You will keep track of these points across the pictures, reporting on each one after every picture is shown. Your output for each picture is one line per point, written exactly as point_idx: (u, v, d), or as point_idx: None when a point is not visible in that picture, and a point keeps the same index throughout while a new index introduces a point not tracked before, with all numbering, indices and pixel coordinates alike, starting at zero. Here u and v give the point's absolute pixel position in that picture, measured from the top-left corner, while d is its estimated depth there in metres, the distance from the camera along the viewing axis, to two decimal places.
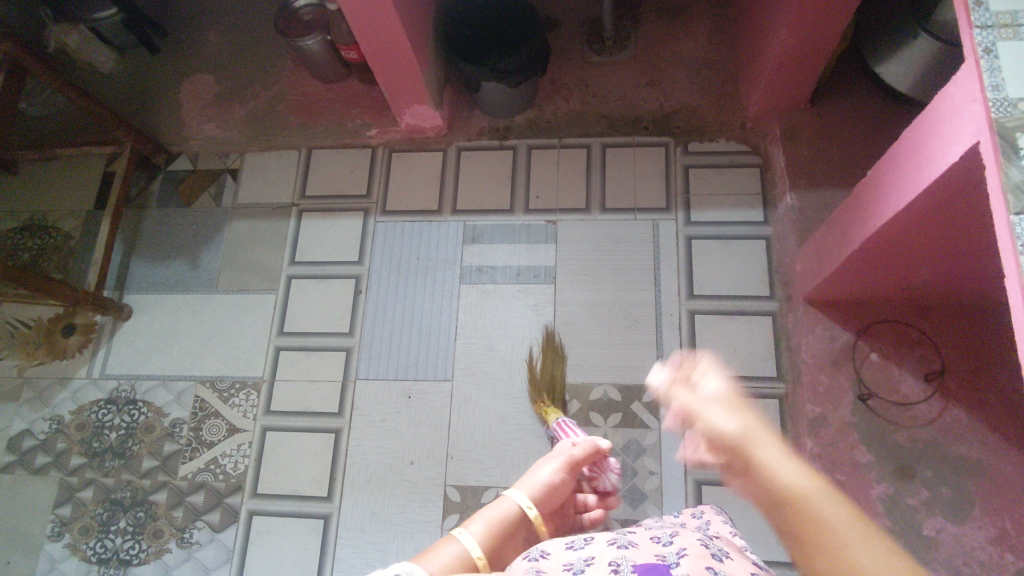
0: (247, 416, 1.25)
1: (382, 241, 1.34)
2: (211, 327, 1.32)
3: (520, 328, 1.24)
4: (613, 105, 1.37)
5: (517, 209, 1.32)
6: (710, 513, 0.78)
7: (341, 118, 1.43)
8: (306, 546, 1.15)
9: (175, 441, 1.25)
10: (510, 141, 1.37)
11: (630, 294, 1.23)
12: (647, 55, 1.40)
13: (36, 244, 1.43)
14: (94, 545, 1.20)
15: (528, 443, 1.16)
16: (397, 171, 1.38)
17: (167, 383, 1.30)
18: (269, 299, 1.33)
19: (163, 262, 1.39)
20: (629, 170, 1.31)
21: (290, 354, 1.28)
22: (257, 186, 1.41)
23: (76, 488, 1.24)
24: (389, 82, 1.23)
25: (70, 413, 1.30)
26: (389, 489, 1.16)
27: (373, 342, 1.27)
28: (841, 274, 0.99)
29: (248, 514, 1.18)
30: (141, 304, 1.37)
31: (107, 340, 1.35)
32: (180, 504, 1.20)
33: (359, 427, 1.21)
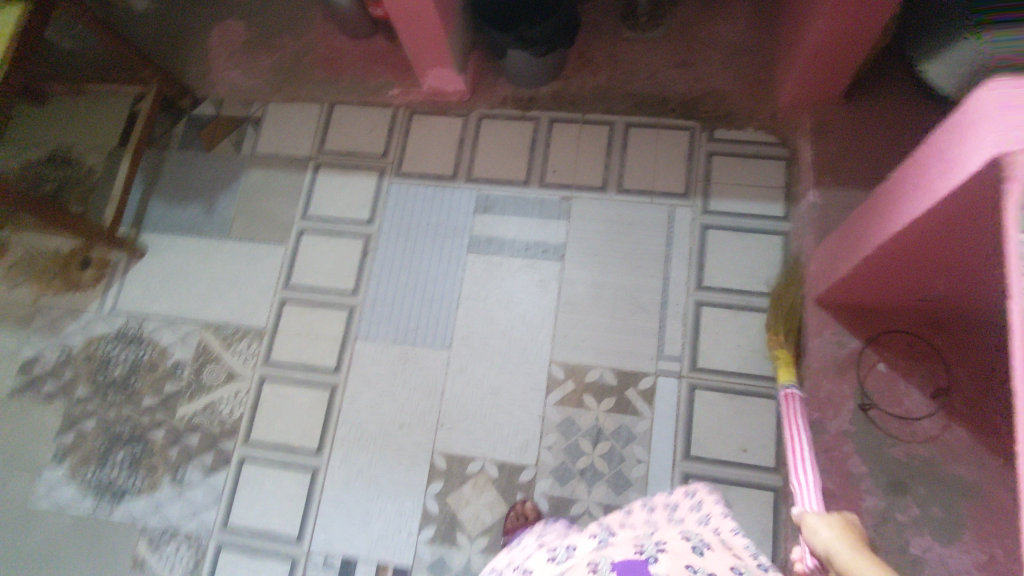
0: (246, 364, 1.27)
1: (394, 203, 1.33)
2: (219, 273, 1.34)
3: (523, 302, 1.22)
4: (641, 84, 1.33)
5: (532, 182, 1.30)
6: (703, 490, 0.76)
7: (364, 75, 1.41)
8: (292, 497, 1.17)
9: (176, 382, 1.27)
10: (532, 112, 1.34)
11: (638, 279, 1.21)
12: (682, 34, 1.35)
13: (58, 177, 1.45)
14: (93, 474, 1.24)
15: (519, 418, 1.16)
16: (416, 133, 1.37)
17: (174, 324, 1.32)
18: (278, 251, 1.33)
19: (178, 205, 1.40)
20: (650, 153, 1.28)
21: (294, 307, 1.29)
22: (277, 137, 1.41)
23: (81, 417, 1.28)
24: (411, 41, 1.21)
25: (80, 344, 1.34)
26: (377, 449, 1.17)
27: (376, 303, 1.27)
28: (855, 278, 0.95)
29: (240, 459, 1.21)
30: (155, 244, 1.39)
31: (120, 276, 1.38)
32: (176, 443, 1.24)
33: (355, 385, 1.22)
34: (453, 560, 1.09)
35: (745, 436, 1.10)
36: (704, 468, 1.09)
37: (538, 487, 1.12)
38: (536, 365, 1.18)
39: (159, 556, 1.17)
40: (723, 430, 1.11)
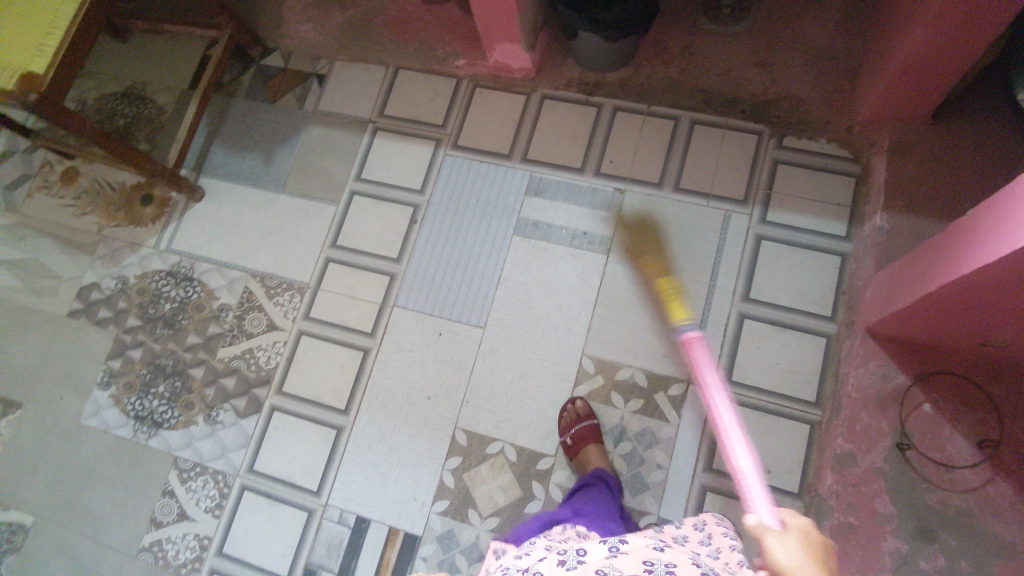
0: (287, 316, 1.30)
1: (447, 175, 1.32)
2: (270, 225, 1.37)
3: (562, 291, 1.21)
4: (713, 81, 1.27)
5: (587, 170, 1.27)
6: (710, 523, 0.79)
7: (432, 42, 1.40)
8: (315, 451, 1.21)
9: (219, 324, 1.32)
10: (597, 98, 1.31)
11: (683, 282, 1.18)
12: (765, 32, 1.28)
13: (130, 113, 1.50)
14: (134, 402, 1.31)
15: (544, 406, 1.16)
16: (476, 106, 1.35)
17: (222, 269, 1.36)
18: (329, 209, 1.35)
19: (239, 153, 1.43)
20: (713, 153, 1.24)
21: (337, 267, 1.31)
22: (340, 96, 1.42)
23: (129, 347, 1.34)
24: (482, 12, 1.18)
25: (134, 277, 1.39)
26: (402, 417, 1.20)
27: (417, 273, 1.28)
28: (913, 313, 0.91)
29: (271, 408, 1.25)
30: (213, 189, 1.42)
31: (178, 216, 1.42)
32: (213, 384, 1.28)
33: (387, 352, 1.24)
34: (462, 535, 1.11)
35: (771, 457, 1.07)
36: (724, 483, 1.08)
37: (554, 477, 1.12)
38: (568, 356, 1.18)
39: (187, 488, 1.23)
40: (749, 448, 1.08)
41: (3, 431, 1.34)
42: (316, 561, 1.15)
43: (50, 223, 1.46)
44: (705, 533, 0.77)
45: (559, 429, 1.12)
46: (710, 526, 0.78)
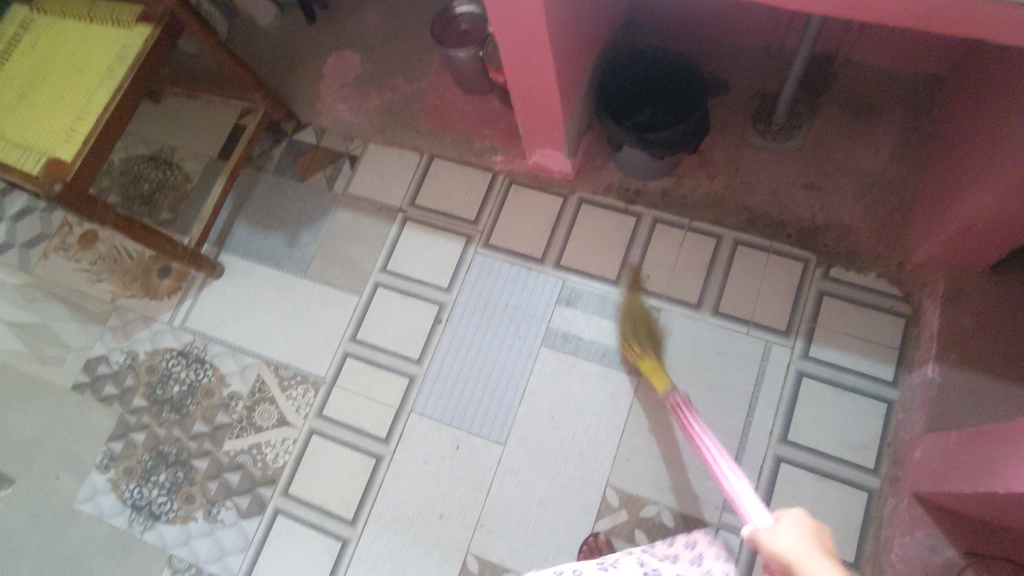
0: (299, 412, 1.24)
1: (476, 275, 1.28)
2: (288, 311, 1.32)
3: (588, 413, 1.15)
4: (759, 200, 1.22)
5: (622, 283, 1.22)
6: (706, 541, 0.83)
7: (470, 133, 1.36)
8: (317, 563, 1.15)
9: (228, 413, 1.26)
10: (637, 207, 1.26)
11: (718, 415, 1.12)
12: (815, 152, 1.23)
13: (157, 179, 1.47)
14: (133, 490, 1.25)
15: (563, 538, 1.09)
16: (511, 205, 1.31)
17: (236, 353, 1.31)
18: (351, 300, 1.30)
19: (263, 231, 1.38)
20: (756, 278, 1.18)
21: (355, 363, 1.26)
22: (370, 180, 1.37)
23: (132, 428, 1.29)
24: (527, 119, 1.14)
25: (144, 353, 1.34)
26: (412, 535, 1.13)
27: (437, 377, 1.22)
28: (972, 499, 0.83)
29: (275, 510, 1.19)
30: (233, 266, 1.37)
31: (195, 292, 1.37)
32: (216, 478, 1.23)
33: (401, 461, 1.18)
34: None
35: None
36: None
37: None
38: (592, 485, 1.12)
39: None
40: None
41: None
42: None
43: (63, 287, 1.42)
44: (696, 554, 0.80)
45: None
46: (701, 544, 0.82)
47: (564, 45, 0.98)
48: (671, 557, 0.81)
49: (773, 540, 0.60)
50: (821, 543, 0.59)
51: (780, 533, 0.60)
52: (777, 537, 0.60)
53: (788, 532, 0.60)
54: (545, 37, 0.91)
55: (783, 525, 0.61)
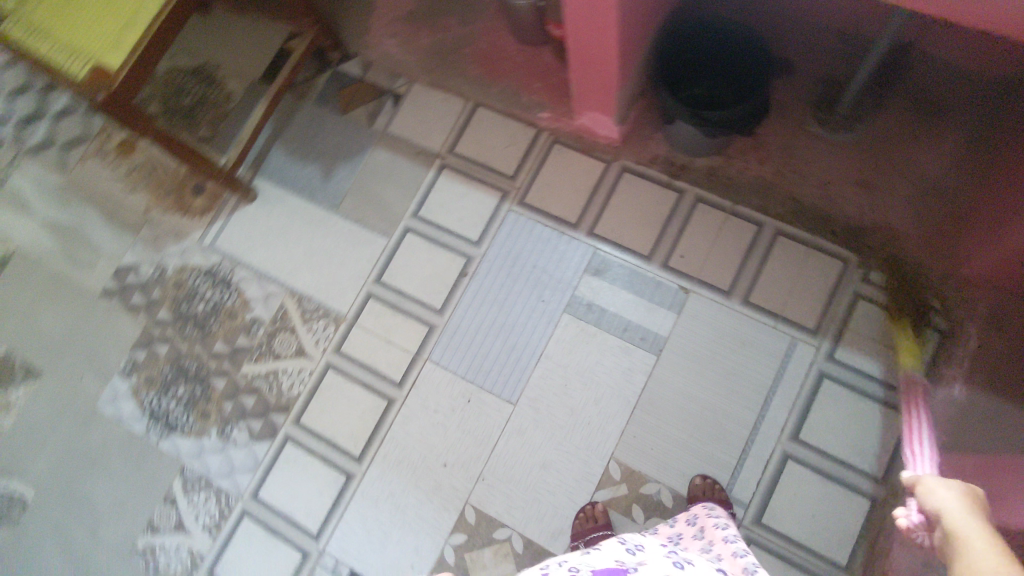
0: (318, 345, 1.26)
1: (507, 232, 1.26)
2: (316, 245, 1.32)
3: (602, 385, 1.15)
4: (807, 191, 1.18)
5: (655, 259, 1.20)
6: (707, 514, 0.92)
7: (519, 85, 1.32)
8: (320, 493, 1.19)
9: (249, 338, 1.29)
10: (680, 183, 1.23)
11: (732, 405, 1.11)
12: (873, 149, 1.18)
13: (198, 94, 1.45)
14: (151, 399, 1.29)
15: (560, 502, 1.11)
16: (551, 164, 1.28)
17: (262, 280, 1.32)
18: (379, 242, 1.30)
19: (299, 160, 1.37)
20: (792, 271, 1.15)
21: (377, 305, 1.26)
22: (412, 122, 1.35)
23: (155, 340, 1.32)
24: (580, 79, 1.09)
25: (172, 268, 1.36)
26: (415, 480, 1.16)
27: (457, 329, 1.23)
28: None
29: (285, 437, 1.22)
30: (266, 192, 1.37)
31: (226, 214, 1.38)
32: (232, 399, 1.26)
33: (411, 407, 1.20)
34: None
35: None
36: None
37: None
38: (596, 456, 1.13)
39: (188, 501, 1.21)
40: None
41: (21, 397, 1.34)
42: None
43: (99, 192, 1.43)
44: (697, 527, 0.89)
45: (573, 533, 1.07)
46: (702, 518, 0.91)
47: (631, 9, 0.92)
48: (675, 535, 0.91)
49: (937, 496, 0.69)
50: (980, 513, 0.66)
51: (937, 493, 0.69)
52: (931, 489, 0.71)
53: (948, 496, 0.69)
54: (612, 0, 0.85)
55: (956, 494, 0.69)
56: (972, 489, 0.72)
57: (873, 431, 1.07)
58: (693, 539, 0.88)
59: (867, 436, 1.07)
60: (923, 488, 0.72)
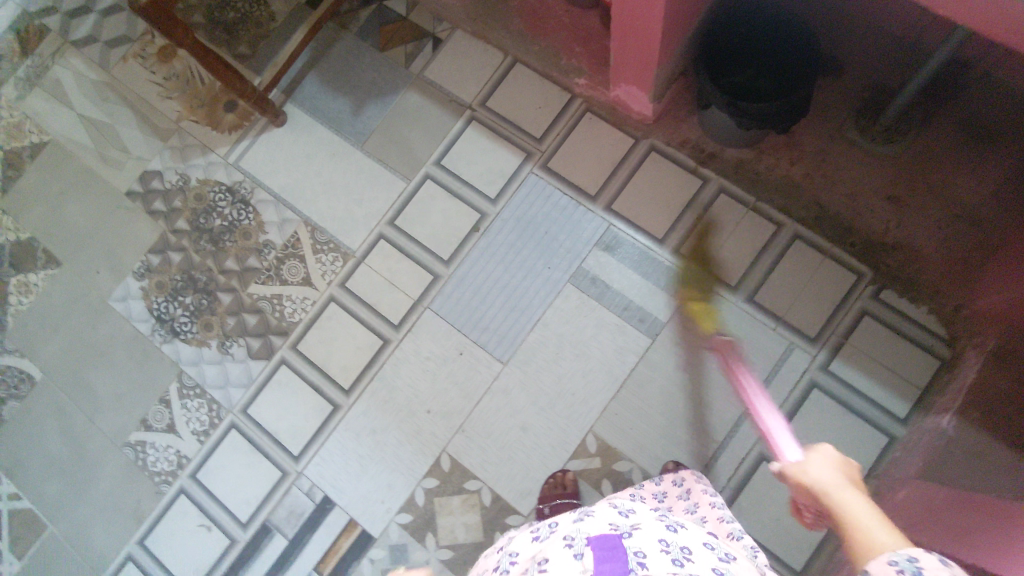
0: (324, 276, 1.28)
1: (525, 193, 1.25)
2: (337, 178, 1.33)
3: (593, 359, 1.16)
4: (833, 199, 1.15)
5: (666, 243, 1.19)
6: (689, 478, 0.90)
7: (560, 47, 1.28)
8: (306, 418, 1.22)
9: (260, 259, 1.31)
10: (705, 171, 1.21)
11: (717, 399, 1.12)
12: (910, 165, 1.14)
13: (243, 10, 1.44)
14: (160, 304, 1.33)
15: (534, 465, 1.14)
16: (579, 132, 1.26)
17: (279, 205, 1.34)
18: (398, 184, 1.30)
19: (331, 91, 1.37)
20: (802, 277, 1.14)
21: (387, 247, 1.28)
22: (448, 69, 1.33)
23: (171, 247, 1.36)
24: (620, 49, 1.07)
25: (196, 180, 1.38)
26: (398, 420, 1.19)
27: (460, 282, 1.24)
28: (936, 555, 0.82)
29: (281, 360, 1.26)
30: (296, 118, 1.38)
31: (254, 134, 1.39)
32: (236, 315, 1.29)
33: (405, 351, 1.22)
34: (413, 553, 1.13)
35: None
36: None
37: None
38: (576, 426, 1.14)
39: (182, 405, 1.27)
40: None
41: (39, 282, 1.39)
42: (275, 521, 1.18)
43: (134, 94, 1.45)
44: (684, 489, 0.88)
45: (541, 496, 1.10)
46: (689, 480, 0.90)
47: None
48: (659, 493, 0.90)
49: (806, 473, 0.55)
50: (854, 482, 0.54)
51: (813, 465, 0.56)
52: (811, 469, 0.55)
53: (822, 466, 0.55)
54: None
55: (821, 459, 0.56)
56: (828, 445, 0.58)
57: (853, 447, 1.07)
58: (677, 500, 0.86)
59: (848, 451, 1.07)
60: (794, 470, 0.57)
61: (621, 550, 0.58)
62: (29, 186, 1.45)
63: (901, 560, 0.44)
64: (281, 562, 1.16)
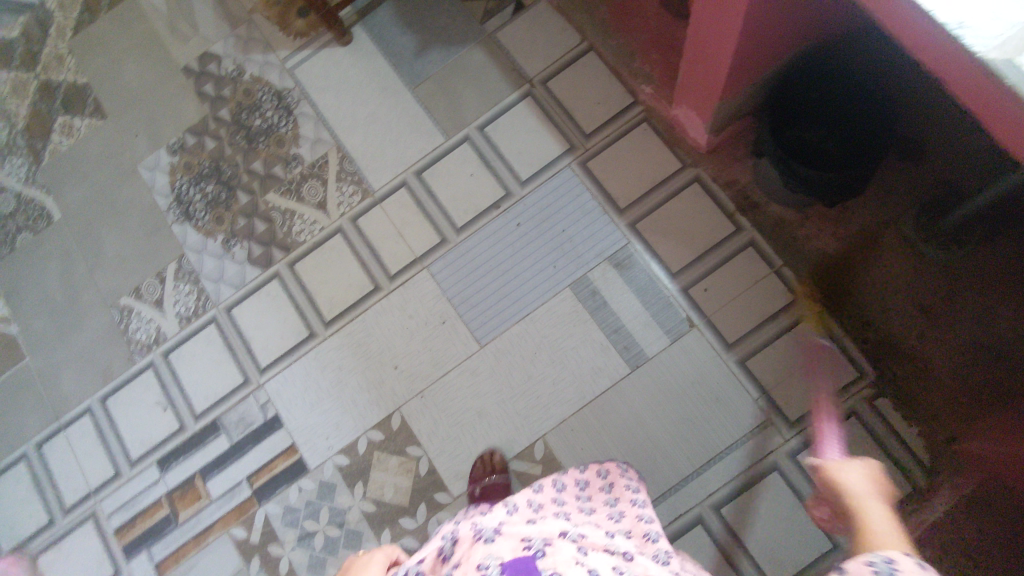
0: (339, 206, 1.28)
1: (556, 186, 1.22)
2: (380, 114, 1.31)
3: (567, 370, 1.14)
4: (863, 289, 1.09)
5: (677, 279, 1.15)
6: (611, 470, 0.83)
7: (637, 47, 1.21)
8: (281, 335, 1.24)
9: (285, 171, 1.32)
10: (741, 219, 1.15)
11: (675, 448, 1.09)
12: (957, 279, 1.05)
13: None
14: (182, 185, 1.36)
15: (477, 452, 1.14)
16: (629, 141, 1.21)
17: (319, 123, 1.33)
18: (436, 138, 1.28)
19: (402, 26, 1.34)
20: (801, 357, 1.09)
21: (406, 196, 1.26)
22: (522, 38, 1.29)
23: (208, 133, 1.38)
24: (688, 72, 1.01)
25: (250, 75, 1.39)
26: (364, 366, 1.20)
27: (464, 253, 1.22)
28: None
29: (275, 273, 1.28)
30: (360, 43, 1.36)
31: (317, 47, 1.38)
32: (248, 218, 1.31)
33: (391, 302, 1.22)
34: (338, 496, 1.15)
35: None
36: None
37: (441, 514, 1.12)
38: (529, 429, 1.13)
39: (174, 286, 1.30)
40: None
41: (82, 128, 1.43)
42: (224, 422, 1.22)
43: None
44: (606, 480, 0.81)
45: (471, 473, 1.10)
46: (614, 473, 0.82)
47: (766, 25, 0.82)
48: (582, 480, 0.80)
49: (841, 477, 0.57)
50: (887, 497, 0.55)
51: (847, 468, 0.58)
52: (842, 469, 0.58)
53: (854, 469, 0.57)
54: (742, 9, 0.76)
55: (858, 469, 0.57)
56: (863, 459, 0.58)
57: (794, 543, 1.03)
58: (597, 490, 0.80)
59: (786, 545, 1.03)
60: (830, 470, 0.58)
61: None
62: (98, 34, 1.47)
63: (877, 561, 0.42)
64: (219, 462, 1.20)
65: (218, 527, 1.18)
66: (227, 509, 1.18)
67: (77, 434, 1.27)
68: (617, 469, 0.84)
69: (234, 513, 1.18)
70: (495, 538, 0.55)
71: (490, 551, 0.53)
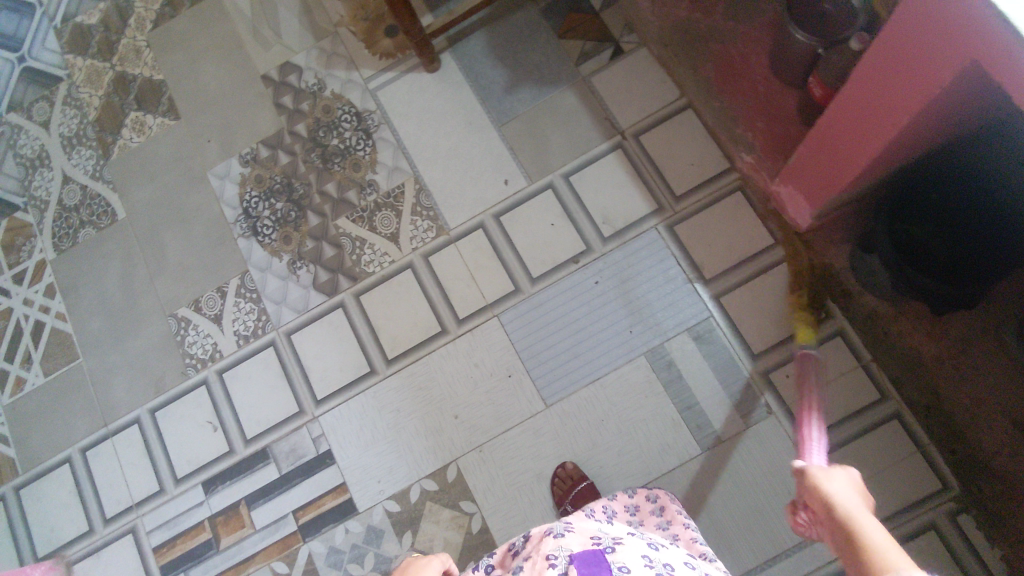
0: (412, 240, 1.25)
1: (640, 247, 1.18)
2: (463, 148, 1.27)
3: (634, 441, 1.10)
4: (956, 399, 0.99)
5: (758, 362, 1.11)
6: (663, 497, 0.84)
7: (741, 113, 1.13)
8: (341, 369, 1.21)
9: (359, 197, 1.29)
10: (833, 308, 1.12)
11: (740, 537, 1.05)
12: None
13: None
14: (251, 198, 1.33)
15: (533, 515, 1.10)
16: (721, 210, 1.17)
17: (399, 151, 1.30)
18: (518, 181, 1.24)
19: (493, 59, 1.30)
20: (882, 460, 1.05)
21: (482, 238, 1.23)
22: (617, 86, 1.25)
23: (283, 147, 1.34)
24: (802, 163, 0.97)
25: (331, 91, 1.35)
26: (423, 411, 1.17)
27: (537, 305, 1.18)
28: None
29: (339, 303, 1.24)
30: (448, 71, 1.31)
31: (402, 71, 1.34)
32: (317, 242, 1.28)
33: (457, 347, 1.19)
34: (385, 543, 1.12)
35: None
36: None
37: None
38: None
39: (235, 303, 1.28)
40: None
41: (154, 127, 1.40)
42: (274, 451, 1.19)
43: None
44: (657, 506, 0.82)
45: (551, 494, 1.09)
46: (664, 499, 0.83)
47: (913, 138, 0.79)
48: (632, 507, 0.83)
49: (827, 480, 0.56)
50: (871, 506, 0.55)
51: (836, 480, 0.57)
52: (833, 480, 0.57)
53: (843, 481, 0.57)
54: (899, 120, 0.73)
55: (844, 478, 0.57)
56: (853, 472, 0.57)
57: None
58: (651, 517, 0.81)
59: None
60: (817, 475, 0.58)
61: (605, 565, 0.54)
62: (179, 30, 1.44)
63: None
64: (266, 491, 1.18)
65: (260, 558, 1.16)
66: (270, 541, 1.16)
67: (124, 442, 1.25)
68: (667, 495, 0.85)
69: (277, 546, 1.15)
70: (565, 534, 0.61)
71: (562, 541, 0.60)
